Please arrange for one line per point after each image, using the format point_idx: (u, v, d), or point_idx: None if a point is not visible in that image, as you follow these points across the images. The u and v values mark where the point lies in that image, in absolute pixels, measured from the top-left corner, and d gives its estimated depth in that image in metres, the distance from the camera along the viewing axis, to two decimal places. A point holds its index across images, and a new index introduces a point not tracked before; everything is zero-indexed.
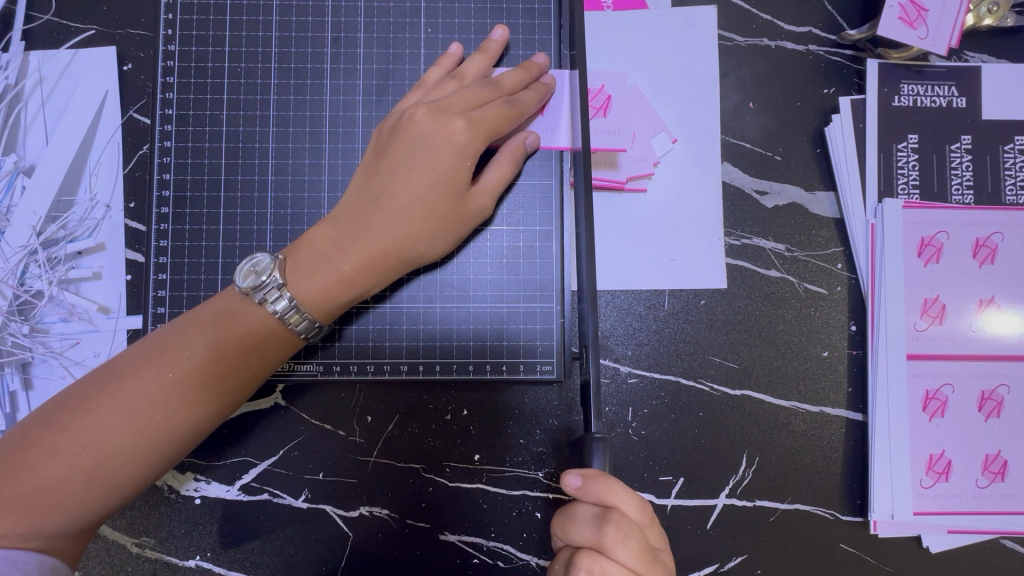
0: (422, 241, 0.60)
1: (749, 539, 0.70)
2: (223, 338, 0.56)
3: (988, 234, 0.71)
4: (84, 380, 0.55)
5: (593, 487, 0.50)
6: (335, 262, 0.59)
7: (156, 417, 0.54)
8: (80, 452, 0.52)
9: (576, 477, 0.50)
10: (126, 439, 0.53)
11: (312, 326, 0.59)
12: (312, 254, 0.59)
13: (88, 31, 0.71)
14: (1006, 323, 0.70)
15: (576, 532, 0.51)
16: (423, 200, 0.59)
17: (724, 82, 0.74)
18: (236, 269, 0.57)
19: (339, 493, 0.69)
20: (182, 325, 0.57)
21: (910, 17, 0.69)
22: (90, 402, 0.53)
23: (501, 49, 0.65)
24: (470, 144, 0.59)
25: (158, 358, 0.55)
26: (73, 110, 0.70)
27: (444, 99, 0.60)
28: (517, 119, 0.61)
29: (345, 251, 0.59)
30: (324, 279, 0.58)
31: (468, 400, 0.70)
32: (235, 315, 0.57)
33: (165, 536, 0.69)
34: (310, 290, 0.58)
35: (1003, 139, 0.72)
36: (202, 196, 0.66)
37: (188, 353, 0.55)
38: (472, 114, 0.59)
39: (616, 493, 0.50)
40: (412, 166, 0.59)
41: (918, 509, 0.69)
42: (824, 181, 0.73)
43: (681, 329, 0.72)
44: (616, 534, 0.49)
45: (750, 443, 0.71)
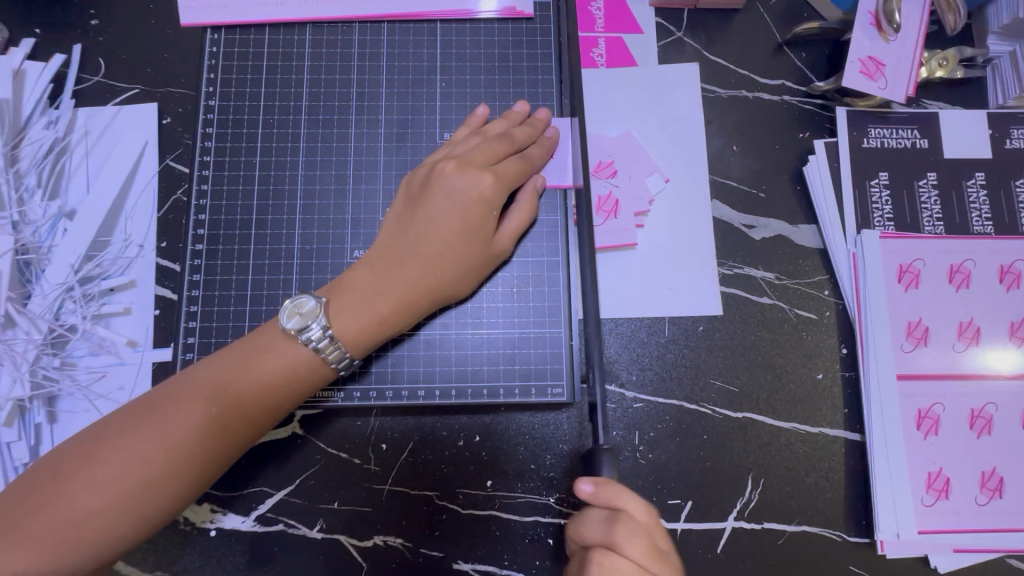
0: (452, 279, 0.65)
1: (760, 563, 0.71)
2: (258, 371, 0.59)
3: (961, 261, 0.77)
4: (123, 411, 0.57)
5: (603, 491, 0.52)
6: (373, 304, 0.63)
7: (190, 448, 0.56)
8: (116, 484, 0.54)
9: (587, 484, 0.53)
10: (161, 472, 0.55)
11: (346, 358, 0.62)
12: (353, 296, 0.63)
13: (133, 90, 0.79)
14: (1001, 358, 0.74)
15: (588, 531, 0.53)
16: (454, 247, 0.64)
17: (709, 128, 0.81)
18: (281, 309, 0.61)
19: (353, 523, 0.70)
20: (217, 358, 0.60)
21: (870, 70, 0.77)
22: (129, 433, 0.55)
23: (524, 118, 0.71)
24: (497, 197, 0.64)
25: (194, 391, 0.58)
26: (116, 159, 0.76)
27: (469, 154, 0.65)
28: (531, 173, 0.68)
29: (383, 293, 0.63)
30: (364, 318, 0.62)
31: (480, 426, 0.72)
32: (271, 349, 0.61)
33: (179, 570, 0.69)
34: (352, 329, 0.62)
35: (964, 175, 0.80)
36: (234, 234, 0.71)
37: (224, 388, 0.58)
38: (497, 169, 0.65)
39: (626, 496, 0.52)
40: (444, 215, 0.64)
41: (922, 528, 0.70)
42: (806, 215, 0.79)
43: (681, 354, 0.75)
44: (627, 532, 0.50)
45: (755, 465, 0.73)
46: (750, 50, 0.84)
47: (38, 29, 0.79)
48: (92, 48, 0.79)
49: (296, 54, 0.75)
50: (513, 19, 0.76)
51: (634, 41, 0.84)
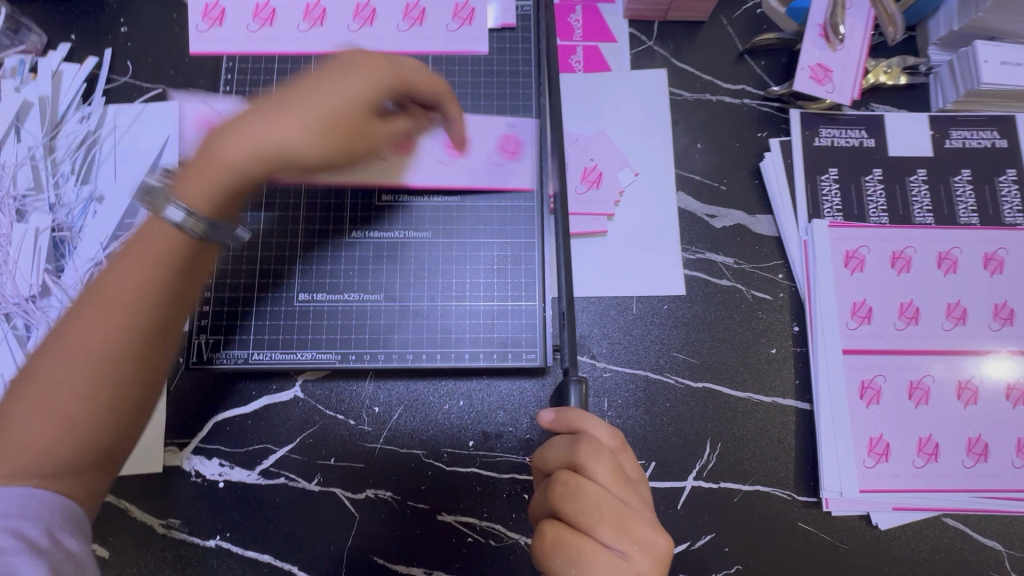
0: (282, 137, 0.58)
1: (716, 518, 0.78)
2: (231, 151, 0.58)
3: (902, 248, 0.84)
4: (40, 349, 0.56)
5: (564, 416, 0.58)
6: (218, 159, 0.58)
7: (87, 356, 0.54)
8: (48, 416, 0.53)
9: (548, 413, 0.59)
10: (117, 298, 0.55)
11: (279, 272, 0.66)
12: (206, 161, 0.58)
13: (157, 89, 0.88)
14: (996, 367, 0.81)
15: (553, 458, 0.58)
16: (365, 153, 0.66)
17: (676, 127, 0.90)
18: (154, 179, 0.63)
19: (347, 477, 0.77)
20: (67, 344, 0.54)
21: (819, 76, 0.85)
22: (51, 363, 0.54)
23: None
24: (385, 76, 0.63)
25: (103, 275, 0.57)
26: (140, 151, 0.85)
27: (349, 57, 0.64)
28: (442, 87, 0.71)
29: (219, 150, 0.58)
30: (209, 180, 0.57)
31: (464, 390, 0.80)
32: (255, 130, 0.58)
33: (189, 519, 0.76)
34: (230, 202, 0.59)
35: (907, 172, 0.88)
36: (246, 216, 0.80)
37: (120, 268, 0.56)
38: (403, 65, 0.66)
39: (584, 420, 0.57)
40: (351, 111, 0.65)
41: (864, 488, 0.77)
42: (764, 207, 0.87)
43: (647, 330, 0.83)
44: (588, 449, 0.55)
45: (713, 430, 0.81)
46: (714, 58, 0.92)
47: (73, 35, 0.89)
48: (121, 53, 0.89)
49: (304, 57, 0.84)
50: (499, 29, 0.85)
51: (609, 50, 0.93)
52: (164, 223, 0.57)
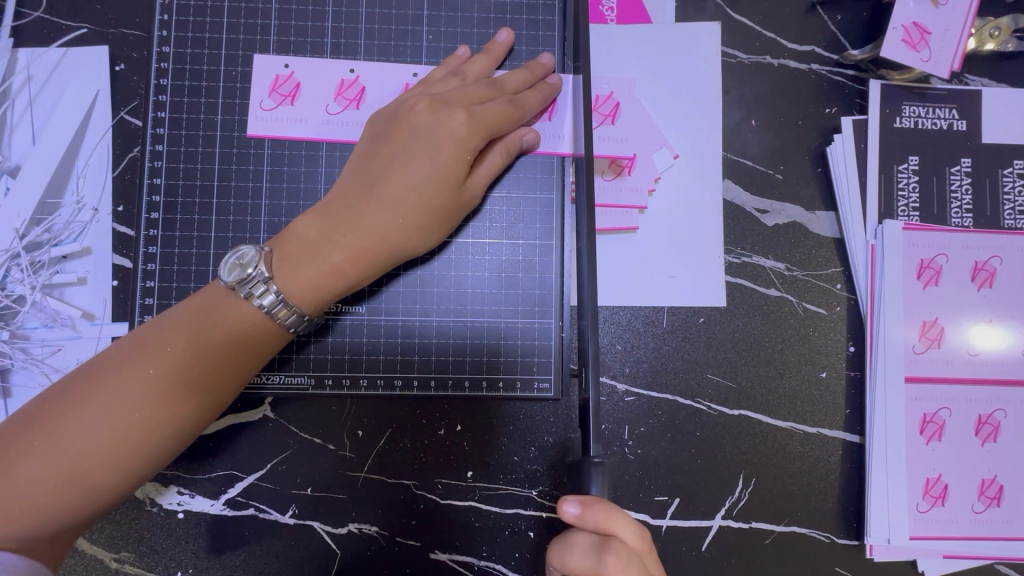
0: (391, 232, 0.58)
1: (744, 562, 0.69)
2: (338, 255, 0.57)
3: (987, 258, 0.71)
4: (73, 376, 0.53)
5: (592, 515, 0.48)
6: (325, 254, 0.57)
7: (100, 443, 0.51)
8: (62, 462, 0.50)
9: (573, 505, 0.48)
10: (187, 364, 0.54)
11: (301, 321, 0.58)
12: (300, 246, 0.58)
13: (80, 29, 0.69)
14: (985, 335, 0.70)
15: (574, 559, 0.50)
16: (419, 191, 0.58)
17: (726, 98, 0.73)
18: (221, 263, 0.56)
19: (326, 509, 0.67)
20: (82, 420, 0.51)
21: (913, 39, 0.69)
22: (81, 402, 0.51)
23: (505, 52, 0.65)
24: (470, 138, 0.58)
25: (179, 328, 0.55)
26: (62, 111, 0.68)
27: (447, 93, 0.59)
28: (520, 121, 0.62)
29: (334, 241, 0.58)
30: (313, 272, 0.57)
31: (461, 415, 0.68)
32: (366, 221, 0.58)
33: (145, 552, 0.66)
34: (302, 284, 0.57)
35: (1003, 162, 0.72)
36: (193, 201, 0.64)
37: (169, 348, 0.54)
38: (474, 109, 0.58)
39: (615, 520, 0.49)
40: (410, 157, 0.58)
41: (914, 534, 0.68)
42: (825, 201, 0.73)
43: (678, 347, 0.71)
44: (617, 564, 0.48)
45: (747, 464, 0.70)
46: (779, 9, 0.74)
47: None
48: None
49: None
50: None
51: None
52: (256, 305, 0.56)
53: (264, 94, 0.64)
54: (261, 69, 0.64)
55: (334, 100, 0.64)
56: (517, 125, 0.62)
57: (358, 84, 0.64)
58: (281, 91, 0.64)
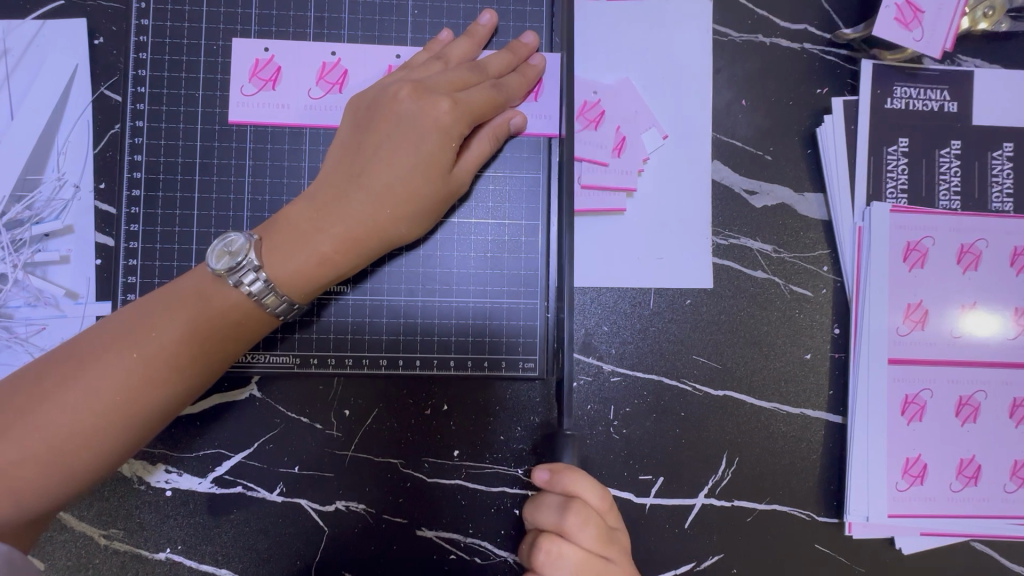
0: (380, 220, 0.58)
1: (726, 538, 0.70)
2: (326, 243, 0.57)
3: (973, 241, 0.71)
4: (53, 358, 0.53)
5: (557, 478, 0.52)
6: (313, 243, 0.57)
7: (84, 425, 0.51)
8: (41, 445, 0.50)
9: (543, 470, 0.53)
10: (172, 349, 0.54)
11: (291, 308, 0.58)
12: (288, 234, 0.57)
13: (57, 1, 0.68)
14: (978, 321, 0.71)
15: (539, 520, 0.54)
16: (405, 179, 0.57)
17: (717, 78, 0.72)
18: (209, 249, 0.55)
19: (314, 487, 0.68)
20: (65, 402, 0.51)
21: (906, 18, 0.68)
22: (61, 385, 0.51)
23: (489, 34, 0.64)
24: (455, 126, 0.57)
25: (163, 312, 0.55)
26: (40, 86, 0.67)
27: (429, 78, 0.58)
28: (505, 104, 0.61)
29: (323, 230, 0.57)
30: (303, 260, 0.57)
31: (448, 395, 0.68)
32: (352, 209, 0.57)
33: (134, 529, 0.67)
34: (291, 273, 0.57)
35: (992, 145, 0.72)
36: (175, 179, 0.63)
37: (156, 333, 0.54)
38: (458, 95, 0.58)
39: (579, 483, 0.53)
40: (395, 145, 0.57)
41: (893, 512, 0.70)
42: (814, 183, 0.72)
43: (665, 328, 0.71)
44: (577, 521, 0.52)
45: (730, 444, 0.71)
46: None
47: None
48: None
49: None
50: None
51: None
52: (245, 293, 0.56)
53: (245, 79, 0.63)
54: (240, 52, 0.63)
55: (316, 83, 0.63)
56: (503, 109, 0.61)
57: (340, 67, 0.63)
58: (262, 75, 0.63)
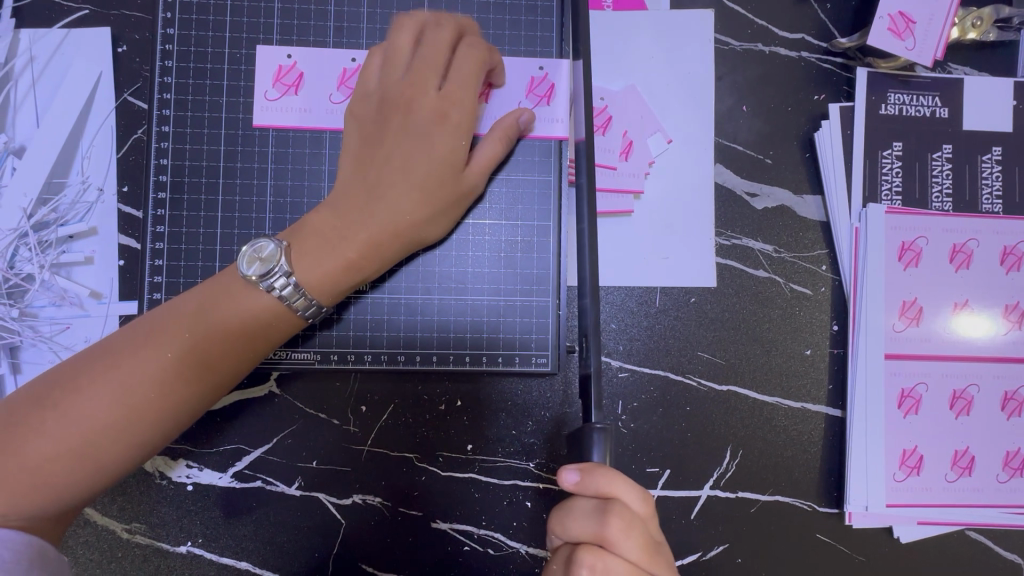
0: (403, 226, 0.60)
1: (731, 529, 0.73)
2: (350, 249, 0.59)
3: (964, 241, 0.74)
4: (86, 354, 0.55)
5: (592, 481, 0.51)
6: (338, 249, 0.59)
7: (116, 420, 0.53)
8: (75, 437, 0.52)
9: (573, 473, 0.52)
10: (200, 347, 0.55)
11: (318, 310, 0.60)
12: (313, 240, 0.60)
13: (82, 10, 0.70)
14: (971, 323, 0.74)
15: (575, 525, 0.53)
16: (425, 188, 0.60)
17: (719, 85, 0.75)
18: (240, 256, 0.57)
19: (332, 481, 0.70)
20: (97, 397, 0.52)
21: (899, 28, 0.71)
22: (93, 381, 0.53)
23: (504, 40, 0.66)
24: (474, 137, 0.60)
25: (192, 310, 0.57)
26: (66, 92, 0.69)
27: (448, 88, 0.61)
28: (515, 107, 0.63)
29: (347, 237, 0.60)
30: (330, 264, 0.59)
31: (462, 391, 0.71)
32: (374, 216, 0.60)
33: (156, 523, 0.69)
34: (317, 278, 0.59)
35: (982, 149, 0.75)
36: (199, 182, 0.65)
37: (185, 331, 0.56)
38: (476, 105, 0.60)
39: (617, 486, 0.51)
40: (415, 154, 0.60)
41: (890, 502, 0.72)
42: (812, 186, 0.75)
43: (671, 325, 0.74)
44: (620, 526, 0.51)
45: (735, 437, 0.73)
46: None
47: None
48: None
49: None
50: None
51: None
52: (275, 297, 0.58)
53: (268, 84, 0.66)
54: (263, 60, 0.66)
55: (337, 89, 0.66)
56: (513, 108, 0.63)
57: None
58: (284, 81, 0.66)
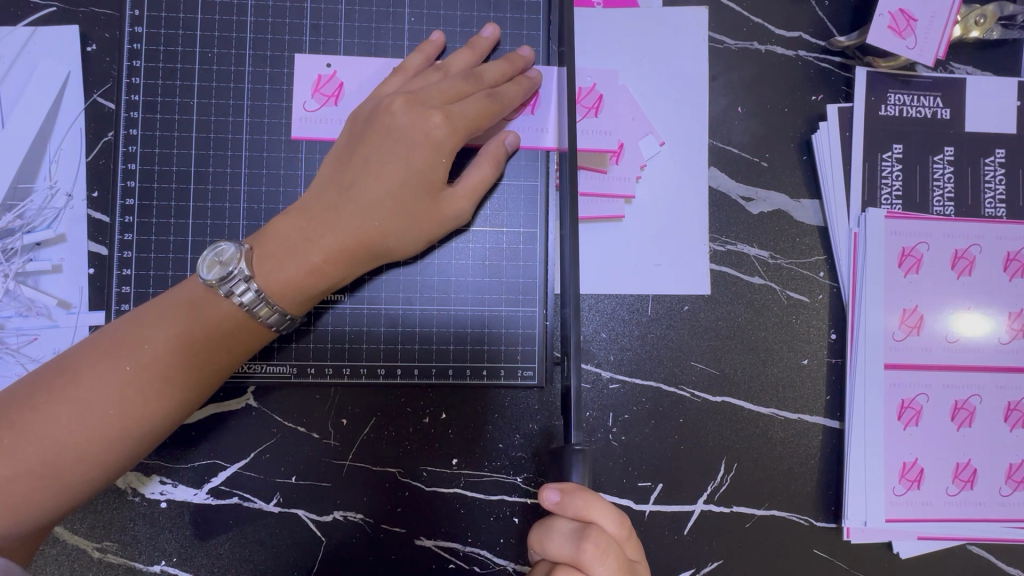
0: (371, 231, 0.57)
1: (725, 544, 0.70)
2: (315, 255, 0.57)
3: (966, 247, 0.72)
4: (44, 371, 0.52)
5: (570, 502, 0.49)
6: (304, 254, 0.57)
7: (75, 440, 0.50)
8: (31, 459, 0.49)
9: (554, 493, 0.49)
10: (163, 361, 0.53)
11: (283, 318, 0.57)
12: (279, 245, 0.57)
13: (49, 8, 0.67)
14: (968, 321, 0.72)
15: (553, 545, 0.51)
16: (395, 191, 0.57)
17: (713, 85, 0.73)
18: (200, 260, 0.55)
19: (312, 497, 0.67)
20: (55, 416, 0.50)
21: (900, 26, 0.69)
22: (50, 399, 0.50)
23: (492, 46, 0.63)
24: (447, 139, 0.57)
25: (155, 322, 0.54)
26: (32, 93, 0.66)
27: (423, 90, 0.58)
28: (500, 114, 0.60)
29: (313, 241, 0.57)
30: (293, 270, 0.56)
31: (446, 404, 0.68)
32: (342, 221, 0.57)
33: (129, 541, 0.66)
34: (280, 284, 0.56)
35: (985, 151, 0.73)
36: (170, 188, 0.63)
37: (147, 344, 0.53)
38: (451, 107, 0.58)
39: (594, 507, 0.49)
40: (386, 157, 0.57)
41: (890, 516, 0.70)
42: (809, 189, 0.73)
43: (663, 335, 0.71)
44: (594, 551, 0.49)
45: (729, 449, 0.71)
46: None
47: None
48: None
49: None
50: None
51: None
52: (236, 304, 0.55)
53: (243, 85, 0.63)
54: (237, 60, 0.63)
55: (312, 96, 0.63)
56: (498, 118, 0.60)
57: (336, 80, 0.63)
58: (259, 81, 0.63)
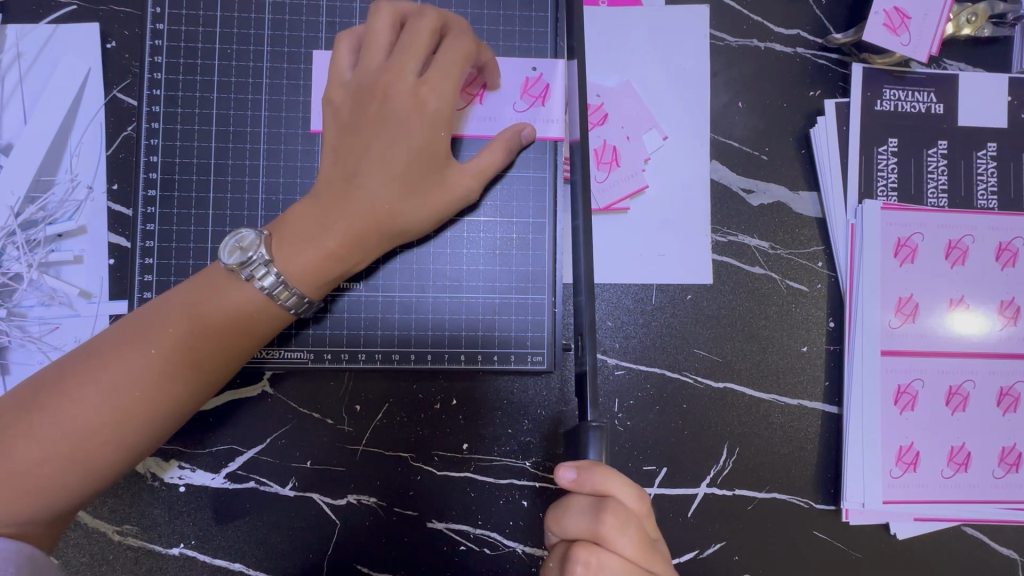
0: (386, 215, 0.60)
1: (728, 526, 0.73)
2: (333, 238, 0.59)
3: (960, 237, 0.74)
4: (71, 356, 0.54)
5: (588, 478, 0.51)
6: (321, 238, 0.59)
7: (103, 421, 0.52)
8: (62, 441, 0.51)
9: (570, 470, 0.51)
10: (186, 343, 0.55)
11: (302, 301, 0.59)
12: (297, 230, 0.59)
13: (70, 6, 0.69)
14: (965, 321, 0.74)
15: (573, 524, 0.52)
16: (409, 177, 0.59)
17: (714, 81, 0.75)
18: (221, 245, 0.57)
19: (326, 481, 0.69)
20: (83, 398, 0.52)
21: (894, 23, 0.71)
22: (78, 382, 0.52)
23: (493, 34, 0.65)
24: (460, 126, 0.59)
25: (176, 307, 0.56)
26: (54, 89, 0.68)
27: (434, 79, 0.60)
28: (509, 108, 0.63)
29: (330, 226, 0.59)
30: (311, 255, 0.58)
31: (457, 390, 0.70)
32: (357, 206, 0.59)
33: (148, 525, 0.68)
34: (300, 267, 0.58)
35: (977, 144, 0.75)
36: (191, 179, 0.65)
37: (170, 328, 0.55)
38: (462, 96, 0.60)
39: (613, 484, 0.51)
40: (399, 143, 0.59)
41: (887, 498, 0.72)
42: (808, 182, 0.75)
43: (667, 322, 0.73)
44: (614, 522, 0.50)
45: (731, 434, 0.73)
46: None
47: None
48: None
49: None
50: None
51: None
52: (257, 287, 0.57)
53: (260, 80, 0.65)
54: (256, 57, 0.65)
55: None
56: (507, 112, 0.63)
57: None
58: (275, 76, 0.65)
